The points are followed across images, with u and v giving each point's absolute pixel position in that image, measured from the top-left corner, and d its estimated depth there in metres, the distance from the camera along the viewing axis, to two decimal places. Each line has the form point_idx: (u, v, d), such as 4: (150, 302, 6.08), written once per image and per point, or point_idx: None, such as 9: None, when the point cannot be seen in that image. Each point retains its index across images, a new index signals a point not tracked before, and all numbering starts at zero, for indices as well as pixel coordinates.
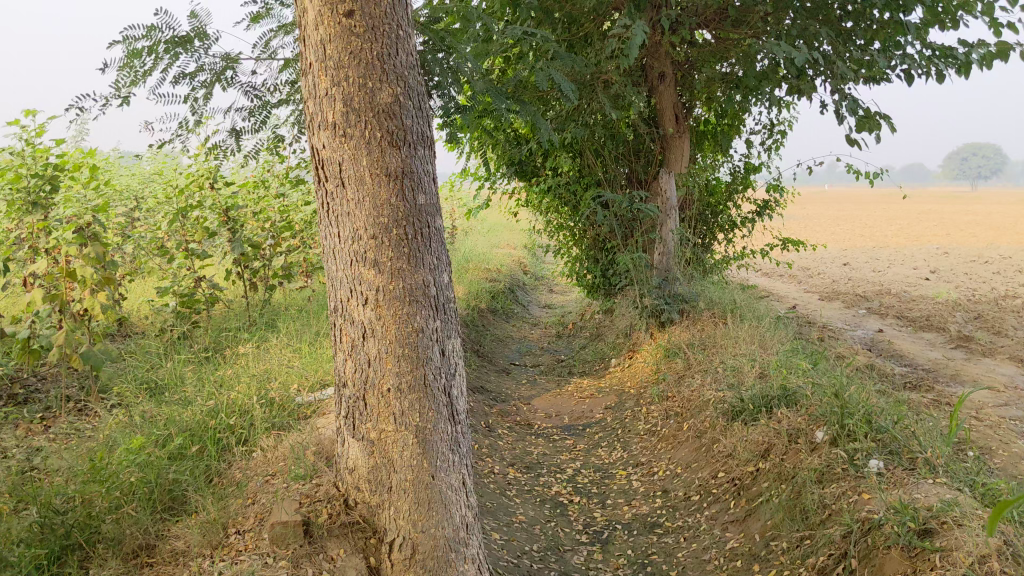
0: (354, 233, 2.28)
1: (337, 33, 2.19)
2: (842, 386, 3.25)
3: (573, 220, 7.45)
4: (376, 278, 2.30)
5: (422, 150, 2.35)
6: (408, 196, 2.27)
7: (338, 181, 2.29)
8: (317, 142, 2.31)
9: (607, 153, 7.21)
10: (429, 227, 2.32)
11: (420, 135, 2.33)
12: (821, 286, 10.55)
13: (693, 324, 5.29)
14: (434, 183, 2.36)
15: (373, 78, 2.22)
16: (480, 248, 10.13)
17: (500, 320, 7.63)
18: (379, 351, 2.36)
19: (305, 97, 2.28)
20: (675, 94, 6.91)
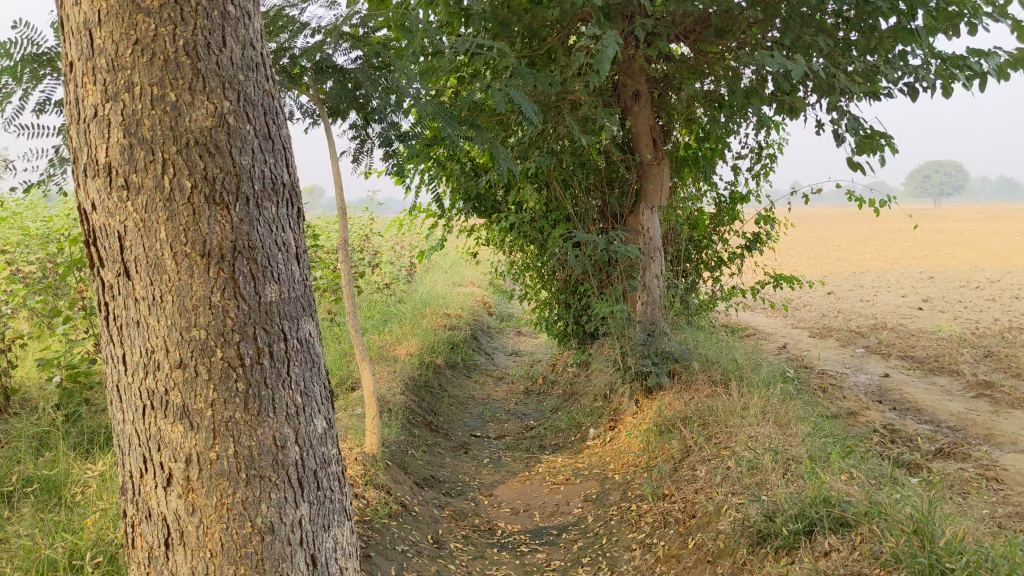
0: (150, 352, 1.92)
1: (112, 10, 1.83)
2: (917, 514, 2.34)
3: (540, 261, 6.54)
4: (187, 437, 1.94)
5: (268, 205, 1.99)
6: (239, 286, 1.92)
7: (126, 272, 1.93)
8: (92, 200, 1.93)
9: (576, 184, 6.33)
10: (270, 342, 1.97)
11: (262, 182, 1.97)
12: (811, 321, 9.71)
13: (687, 391, 4.39)
14: (283, 271, 2.01)
15: (174, 87, 1.84)
16: (441, 290, 9.19)
17: (460, 375, 6.69)
18: (193, 568, 2.00)
19: (71, 126, 1.92)
20: (651, 117, 6.12)
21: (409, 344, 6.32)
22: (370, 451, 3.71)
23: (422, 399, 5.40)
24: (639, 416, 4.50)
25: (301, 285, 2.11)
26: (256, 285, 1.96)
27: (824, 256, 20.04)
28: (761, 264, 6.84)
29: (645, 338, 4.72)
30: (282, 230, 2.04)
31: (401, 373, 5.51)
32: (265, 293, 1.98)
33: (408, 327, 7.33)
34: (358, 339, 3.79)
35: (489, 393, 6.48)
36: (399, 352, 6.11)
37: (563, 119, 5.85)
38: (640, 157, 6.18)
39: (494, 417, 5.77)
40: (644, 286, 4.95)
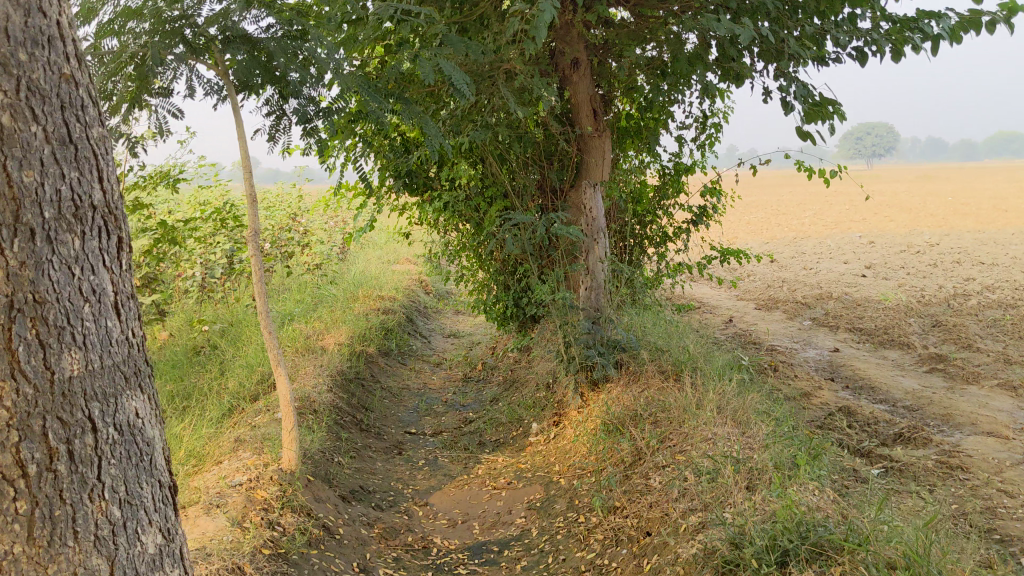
0: None
1: None
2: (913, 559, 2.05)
3: (477, 241, 6.18)
4: None
5: (66, 242, 1.80)
6: (16, 359, 1.71)
7: None
8: None
9: (513, 157, 5.96)
10: (59, 426, 1.77)
11: (49, 223, 1.77)
12: (755, 292, 9.50)
13: (636, 384, 4.07)
14: (79, 338, 1.82)
15: None
16: (374, 270, 8.77)
17: (393, 363, 6.30)
18: None
19: None
20: (590, 86, 5.80)
21: (338, 333, 5.92)
22: (288, 467, 3.33)
23: (350, 396, 5.02)
24: (585, 411, 4.18)
25: (117, 344, 1.93)
26: (46, 354, 1.76)
27: (764, 221, 19.98)
28: (707, 239, 6.55)
29: (590, 326, 4.38)
30: (87, 273, 1.85)
31: (329, 367, 5.12)
32: (59, 367, 1.78)
33: (339, 313, 6.91)
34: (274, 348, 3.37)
35: (425, 382, 6.12)
36: (327, 342, 5.71)
37: (498, 90, 5.46)
38: (580, 129, 5.85)
39: (431, 409, 5.41)
40: (588, 271, 4.60)
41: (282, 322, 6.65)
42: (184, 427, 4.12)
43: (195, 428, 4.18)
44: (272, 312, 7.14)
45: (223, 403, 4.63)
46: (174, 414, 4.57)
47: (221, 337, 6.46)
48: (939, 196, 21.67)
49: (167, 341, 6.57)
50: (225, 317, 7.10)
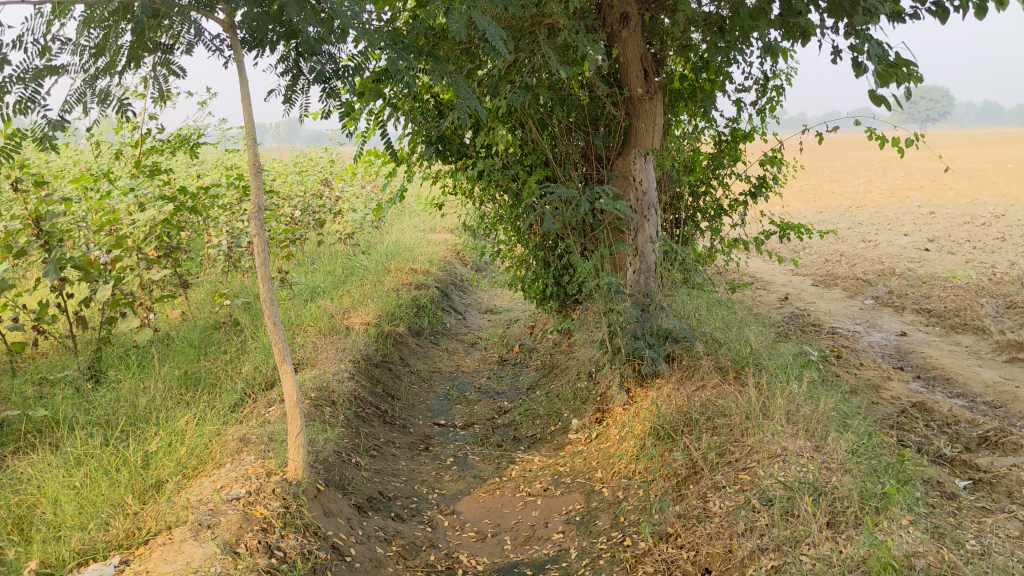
0: None
1: None
2: None
3: (515, 212, 5.73)
4: None
5: None
6: None
7: None
8: None
9: (555, 122, 5.49)
10: None
11: None
12: (811, 268, 8.94)
13: (690, 380, 3.62)
14: None
15: None
16: (407, 240, 8.36)
17: (425, 344, 5.90)
18: None
19: None
20: (641, 45, 5.29)
21: (365, 311, 5.52)
22: (294, 477, 2.94)
23: (375, 383, 4.62)
24: (632, 409, 3.75)
25: None
26: None
27: (816, 188, 19.26)
28: (765, 212, 6.03)
29: (638, 316, 3.89)
30: None
31: (352, 350, 4.72)
32: None
33: (369, 289, 6.52)
34: (280, 341, 2.97)
35: (458, 364, 5.70)
36: (353, 322, 5.31)
37: (540, 48, 4.98)
38: (629, 91, 5.36)
39: (462, 396, 5.00)
40: (637, 251, 4.13)
41: (308, 298, 6.27)
42: (191, 421, 3.75)
43: (201, 422, 3.81)
44: (299, 286, 6.76)
45: (237, 390, 4.26)
46: (184, 401, 4.22)
47: (244, 314, 6.10)
48: (999, 163, 20.76)
49: (188, 316, 6.23)
50: (250, 292, 6.74)
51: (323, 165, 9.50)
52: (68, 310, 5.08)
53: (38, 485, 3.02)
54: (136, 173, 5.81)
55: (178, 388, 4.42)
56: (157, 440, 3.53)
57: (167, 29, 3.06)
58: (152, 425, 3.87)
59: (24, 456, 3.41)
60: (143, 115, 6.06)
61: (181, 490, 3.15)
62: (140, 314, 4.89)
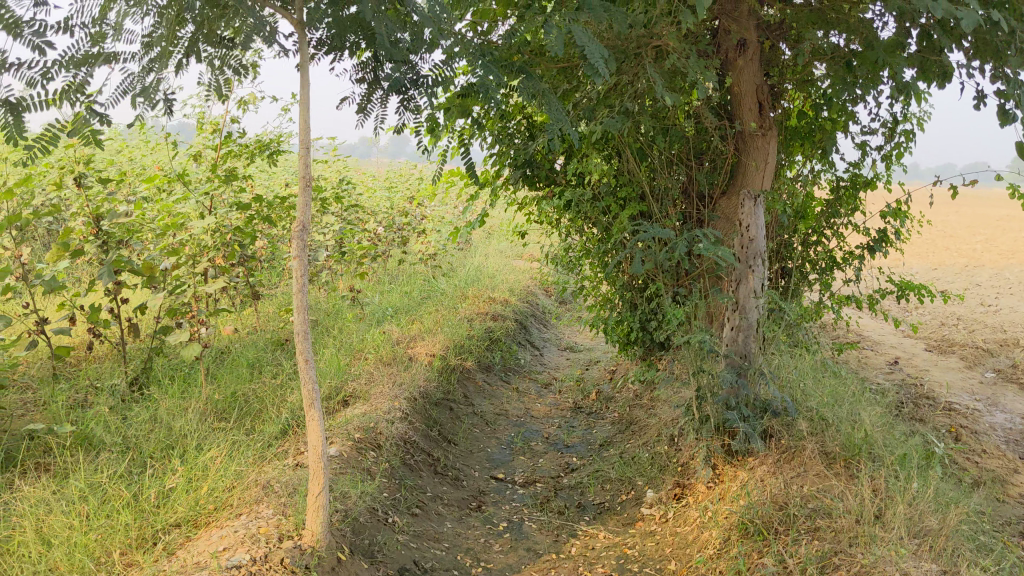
0: None
1: None
2: None
3: (603, 248, 5.25)
4: None
5: None
6: None
7: None
8: None
9: (656, 153, 5.01)
10: None
11: None
12: (924, 330, 8.21)
13: (789, 465, 3.09)
14: None
15: None
16: (490, 266, 7.96)
17: (495, 381, 5.45)
18: None
19: None
20: (758, 74, 4.79)
21: (433, 341, 5.11)
22: (310, 544, 2.57)
23: (431, 425, 4.21)
24: (717, 490, 3.23)
25: None
26: None
27: (929, 243, 18.25)
28: (883, 269, 5.42)
29: (733, 382, 3.34)
30: None
31: (411, 386, 4.32)
32: None
33: (441, 316, 6.12)
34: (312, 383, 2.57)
35: (528, 407, 5.24)
36: (418, 352, 4.91)
37: (646, 71, 4.53)
38: (741, 124, 4.86)
39: (528, 446, 4.53)
40: (738, 307, 3.60)
41: (376, 322, 5.90)
42: (221, 455, 3.39)
43: (234, 457, 3.45)
44: (370, 308, 6.41)
45: (279, 420, 3.90)
46: (222, 429, 3.86)
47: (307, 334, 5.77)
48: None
49: (250, 330, 5.93)
50: (319, 308, 6.42)
51: (412, 182, 9.20)
52: (121, 317, 4.82)
53: (31, 522, 2.67)
54: (210, 176, 5.56)
55: (220, 412, 4.08)
56: (178, 475, 3.18)
57: (228, 16, 2.70)
58: (182, 454, 3.53)
59: (30, 480, 3.09)
60: (225, 117, 5.81)
61: (191, 542, 2.77)
62: (193, 327, 4.59)
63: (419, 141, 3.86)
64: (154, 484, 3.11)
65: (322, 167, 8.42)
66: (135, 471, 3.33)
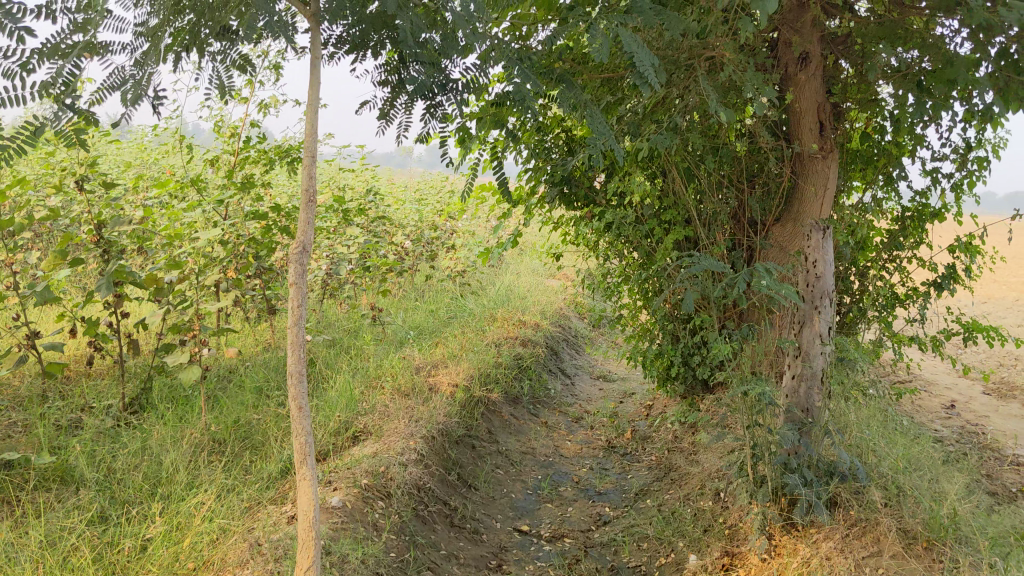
0: None
1: None
2: None
3: (644, 275, 4.83)
4: None
5: None
6: None
7: None
8: None
9: (705, 175, 4.59)
10: None
11: None
12: (985, 368, 7.68)
13: (858, 547, 2.64)
14: None
15: None
16: (520, 285, 7.55)
17: (521, 415, 5.03)
18: None
19: None
20: (820, 91, 4.38)
21: (455, 370, 4.71)
22: None
23: (448, 468, 3.80)
24: (773, 567, 2.78)
25: None
26: None
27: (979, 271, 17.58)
28: (950, 308, 4.94)
29: (794, 441, 2.96)
30: None
31: (428, 423, 3.92)
32: None
33: (466, 340, 5.72)
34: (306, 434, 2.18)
35: (557, 445, 4.82)
36: (439, 383, 4.50)
37: (698, 84, 4.12)
38: (800, 146, 4.42)
39: (555, 492, 4.11)
40: (800, 354, 3.17)
41: (397, 345, 5.51)
42: (208, 506, 3.00)
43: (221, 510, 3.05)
44: (391, 329, 6.02)
45: (280, 458, 3.51)
46: (218, 465, 3.48)
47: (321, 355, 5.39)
48: None
49: (262, 349, 5.56)
50: (337, 328, 6.04)
51: (444, 195, 8.83)
52: (120, 332, 4.47)
53: None
54: (225, 183, 5.21)
55: (215, 447, 3.70)
56: (157, 528, 2.80)
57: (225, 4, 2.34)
58: (167, 500, 3.15)
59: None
60: (244, 121, 5.47)
61: None
62: (194, 348, 4.22)
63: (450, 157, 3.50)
64: (128, 536, 2.73)
65: (349, 176, 8.07)
66: (113, 516, 2.96)
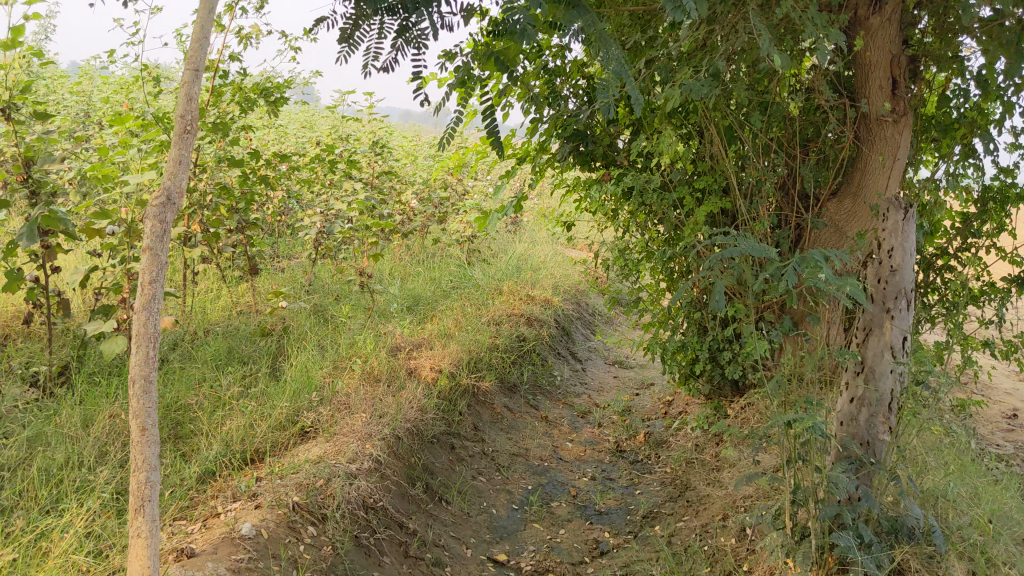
0: None
1: None
2: None
3: (670, 252, 4.09)
4: None
5: None
6: None
7: None
8: None
9: (749, 136, 3.84)
10: None
11: None
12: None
13: None
14: None
15: None
16: (535, 255, 6.84)
17: (517, 408, 4.34)
18: None
19: None
20: (895, 41, 3.61)
21: (441, 352, 4.02)
22: None
23: (412, 478, 3.12)
24: None
25: None
26: None
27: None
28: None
29: (849, 487, 2.27)
30: None
31: (396, 419, 3.24)
32: None
33: (462, 316, 5.03)
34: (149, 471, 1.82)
35: (558, 444, 4.13)
36: (420, 366, 3.82)
37: (748, 23, 3.35)
38: (867, 106, 3.68)
39: (547, 507, 3.43)
40: (864, 370, 2.52)
41: (382, 321, 4.84)
42: (85, 529, 2.35)
43: (102, 533, 2.41)
44: (381, 304, 5.35)
45: (205, 457, 2.85)
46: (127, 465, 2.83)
47: (295, 327, 4.72)
48: None
49: (230, 315, 4.91)
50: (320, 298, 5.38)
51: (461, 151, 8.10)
52: (51, 290, 3.81)
53: None
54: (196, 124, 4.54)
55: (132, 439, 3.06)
56: (4, 557, 2.15)
57: None
58: (45, 510, 2.50)
59: None
60: (222, 52, 4.76)
61: None
62: (127, 313, 3.56)
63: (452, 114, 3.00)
64: None
65: (356, 125, 7.37)
66: None
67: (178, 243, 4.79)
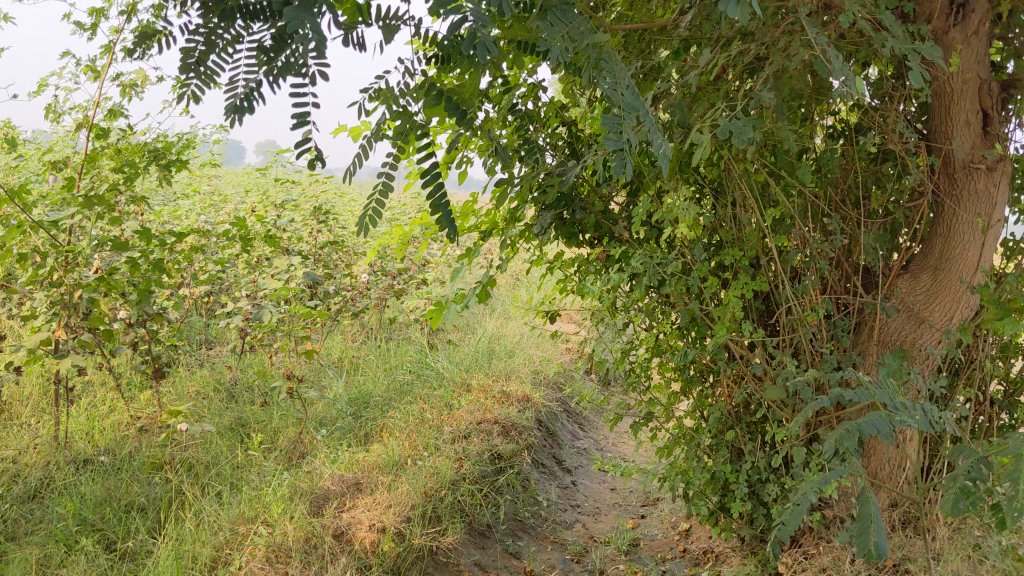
0: None
1: None
2: None
3: (688, 352, 3.06)
4: None
5: None
6: None
7: None
8: None
9: (790, 195, 2.84)
10: None
11: None
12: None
13: None
14: None
15: None
16: (508, 333, 5.82)
17: (492, 562, 3.27)
18: None
19: None
20: (985, 61, 2.69)
21: (384, 502, 2.97)
22: None
23: None
24: None
25: None
26: None
27: None
28: None
29: None
30: None
31: None
32: None
33: (419, 431, 3.99)
34: None
35: None
36: (353, 528, 2.81)
37: (796, 36, 2.37)
38: (952, 150, 2.74)
39: None
40: None
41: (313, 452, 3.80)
42: None
43: None
44: (318, 414, 4.30)
45: None
46: None
47: (200, 457, 3.66)
48: None
49: (119, 438, 3.84)
50: (242, 410, 4.32)
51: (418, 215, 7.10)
52: None
53: None
54: (63, 199, 3.50)
55: None
56: None
57: None
58: None
59: None
60: (100, 107, 3.73)
61: None
62: None
63: (382, 169, 1.92)
64: None
65: (297, 189, 6.38)
66: None
67: (48, 353, 3.72)
